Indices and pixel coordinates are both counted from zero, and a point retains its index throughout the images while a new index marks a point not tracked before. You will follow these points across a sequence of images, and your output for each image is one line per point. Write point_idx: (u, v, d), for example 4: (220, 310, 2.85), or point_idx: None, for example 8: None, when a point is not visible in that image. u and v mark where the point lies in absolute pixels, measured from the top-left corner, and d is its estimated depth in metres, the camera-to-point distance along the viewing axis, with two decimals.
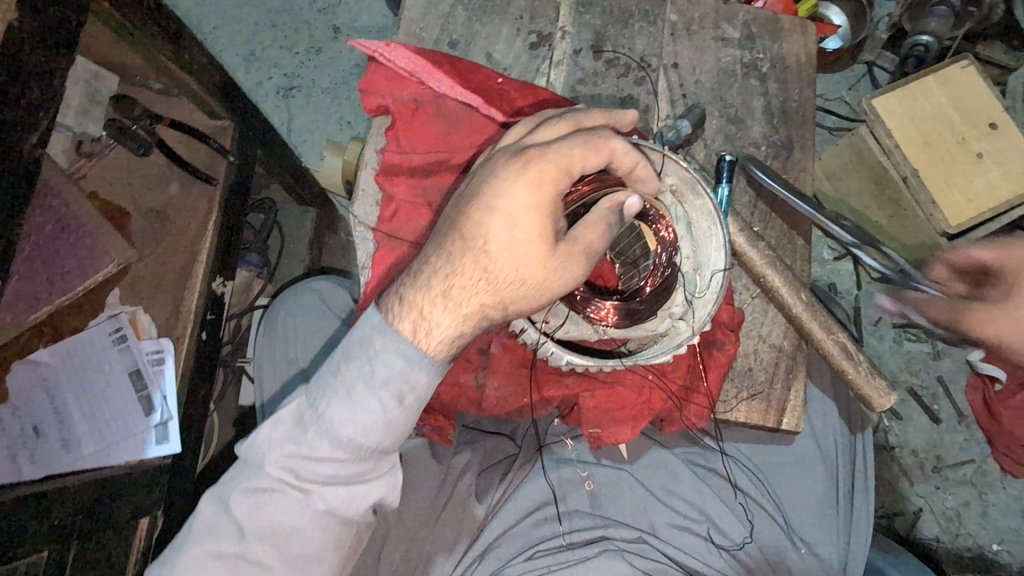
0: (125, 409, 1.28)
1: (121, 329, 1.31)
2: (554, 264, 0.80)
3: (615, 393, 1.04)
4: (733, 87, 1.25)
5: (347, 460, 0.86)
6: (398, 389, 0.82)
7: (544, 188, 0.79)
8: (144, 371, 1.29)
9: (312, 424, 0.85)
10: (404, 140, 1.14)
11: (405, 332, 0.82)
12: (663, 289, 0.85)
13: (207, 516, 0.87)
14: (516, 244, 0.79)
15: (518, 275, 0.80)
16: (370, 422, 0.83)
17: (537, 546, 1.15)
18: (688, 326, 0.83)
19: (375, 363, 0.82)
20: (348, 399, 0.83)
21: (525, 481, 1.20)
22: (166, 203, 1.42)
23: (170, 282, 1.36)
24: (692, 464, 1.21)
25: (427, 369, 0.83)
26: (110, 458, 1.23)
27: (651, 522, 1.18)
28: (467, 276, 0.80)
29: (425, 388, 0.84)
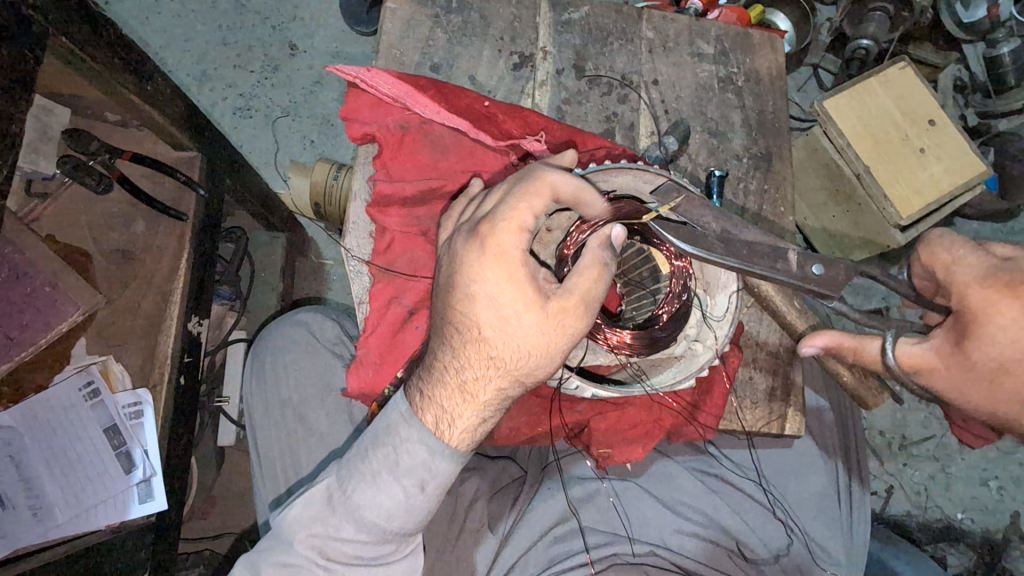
0: (103, 468, 1.18)
1: (92, 382, 1.21)
2: (555, 323, 0.79)
3: (626, 413, 1.05)
4: (712, 102, 1.27)
5: (369, 543, 0.90)
6: (420, 478, 0.86)
7: (509, 252, 0.78)
8: (121, 426, 1.20)
9: (340, 504, 0.89)
10: (393, 169, 1.11)
11: (429, 423, 0.86)
12: (680, 315, 0.86)
13: None
14: (510, 322, 0.79)
15: (519, 340, 0.79)
16: (395, 507, 0.87)
17: (552, 566, 1.12)
18: (704, 348, 0.84)
19: (400, 451, 0.86)
20: (374, 484, 0.87)
21: (534, 502, 1.17)
22: (132, 242, 1.33)
23: (142, 328, 1.27)
24: (695, 471, 1.21)
25: (451, 453, 0.86)
26: (90, 524, 1.14)
27: (660, 534, 1.16)
28: (477, 365, 0.82)
29: (447, 474, 0.87)
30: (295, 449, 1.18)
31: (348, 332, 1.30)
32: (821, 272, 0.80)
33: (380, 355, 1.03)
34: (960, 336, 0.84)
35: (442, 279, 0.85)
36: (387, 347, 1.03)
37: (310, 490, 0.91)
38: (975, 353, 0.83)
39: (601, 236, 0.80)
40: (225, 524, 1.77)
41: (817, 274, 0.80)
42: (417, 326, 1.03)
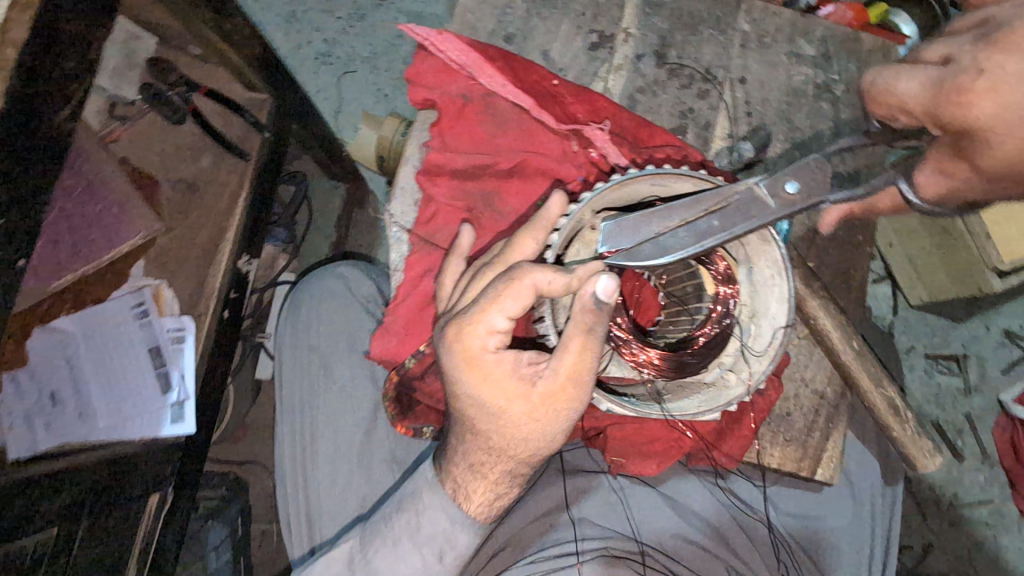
0: (143, 386, 1.26)
1: (143, 304, 1.29)
2: (547, 407, 0.75)
3: (646, 427, 1.00)
4: (802, 109, 1.16)
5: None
6: (439, 549, 0.88)
7: (481, 353, 0.75)
8: (164, 348, 1.28)
9: (363, 569, 0.93)
10: (449, 138, 1.08)
11: (448, 493, 0.87)
12: (716, 342, 0.79)
13: None
14: (500, 412, 0.77)
15: (518, 431, 0.78)
16: (412, 574, 0.89)
17: (538, 549, 1.07)
18: (737, 380, 0.78)
19: (421, 519, 0.88)
20: (393, 551, 0.90)
21: (534, 488, 1.14)
22: (197, 175, 1.38)
23: (197, 258, 1.35)
24: (708, 487, 1.16)
25: (469, 527, 0.87)
26: (126, 434, 1.21)
27: (660, 535, 1.10)
28: (479, 452, 0.82)
29: (466, 546, 0.88)
30: (314, 402, 1.21)
31: (383, 293, 1.31)
32: (797, 188, 0.75)
33: (405, 327, 1.03)
34: (961, 148, 0.82)
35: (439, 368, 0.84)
36: (413, 320, 1.03)
37: (334, 553, 0.97)
38: (982, 159, 0.80)
39: (584, 298, 0.71)
40: (252, 450, 1.87)
41: (795, 191, 0.75)
42: None
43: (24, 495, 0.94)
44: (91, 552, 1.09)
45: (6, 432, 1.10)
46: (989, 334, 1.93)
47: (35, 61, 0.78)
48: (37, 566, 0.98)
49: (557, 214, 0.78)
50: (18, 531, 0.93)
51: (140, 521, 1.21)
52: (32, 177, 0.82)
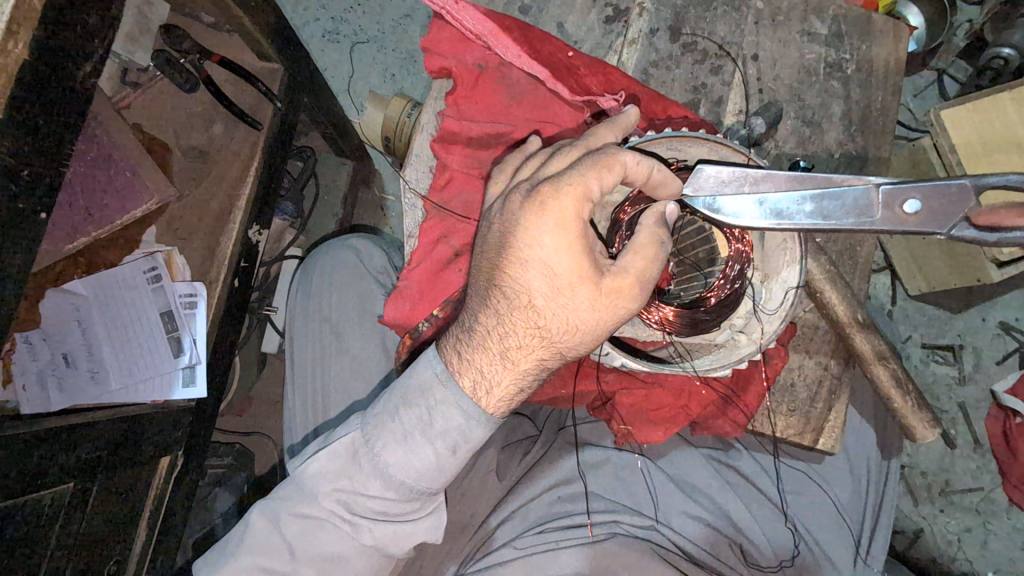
0: (154, 349, 1.26)
1: (156, 269, 1.29)
2: (606, 302, 0.78)
3: (653, 393, 1.01)
4: (814, 87, 1.17)
5: (396, 500, 0.90)
6: (453, 441, 0.86)
7: (570, 217, 0.76)
8: (176, 314, 1.28)
9: (372, 464, 0.89)
10: (465, 107, 1.09)
11: (465, 388, 0.85)
12: (730, 300, 0.81)
13: (260, 527, 0.92)
14: (558, 292, 0.78)
15: (570, 318, 0.79)
16: (425, 468, 0.87)
17: (548, 520, 1.09)
18: (747, 340, 0.80)
19: (434, 415, 0.86)
20: (404, 443, 0.87)
21: (543, 460, 1.17)
22: (210, 143, 1.39)
23: (208, 226, 1.35)
24: (713, 463, 1.17)
25: (481, 421, 0.86)
26: (137, 396, 1.22)
27: (666, 511, 1.12)
28: (520, 335, 0.82)
29: (478, 440, 0.88)
30: (326, 368, 1.23)
31: (394, 263, 1.33)
32: (916, 208, 0.73)
33: (419, 291, 1.04)
34: None
35: (494, 232, 0.82)
36: (427, 284, 1.04)
37: (338, 446, 0.91)
38: None
39: (657, 212, 0.78)
40: (258, 423, 1.90)
41: (913, 212, 0.73)
42: (461, 269, 1.03)
43: (42, 448, 0.96)
44: (104, 511, 1.11)
45: (20, 393, 1.11)
46: (986, 325, 1.94)
47: (61, 13, 0.78)
48: (56, 516, 1.01)
49: (633, 123, 0.84)
50: (36, 482, 0.95)
51: (150, 481, 1.23)
52: (54, 132, 0.82)
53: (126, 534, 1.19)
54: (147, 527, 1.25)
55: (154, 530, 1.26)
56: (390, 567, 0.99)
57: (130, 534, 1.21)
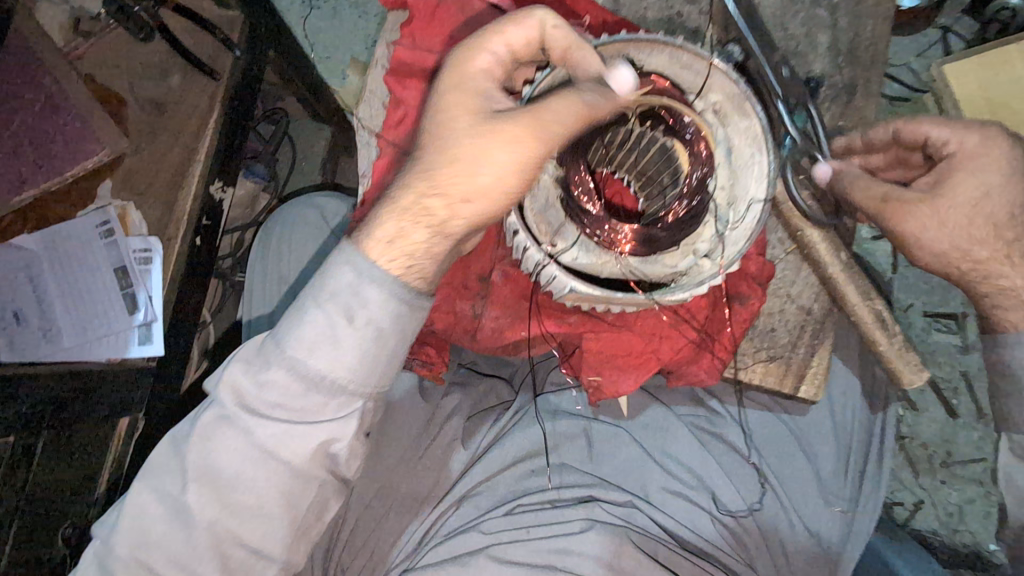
0: (109, 304, 1.21)
1: (108, 222, 1.23)
2: (485, 139, 0.71)
3: (622, 338, 0.94)
4: (798, 16, 1.09)
5: (295, 390, 0.74)
6: (347, 304, 0.71)
7: (468, 63, 0.75)
8: (130, 269, 1.22)
9: (265, 361, 0.74)
10: (420, 39, 1.02)
11: (360, 241, 0.73)
12: (689, 219, 0.76)
13: (157, 453, 0.78)
14: (441, 130, 0.73)
15: (451, 159, 0.73)
16: (317, 343, 0.72)
17: (517, 498, 1.05)
18: (712, 266, 0.74)
19: (328, 274, 0.72)
20: (297, 316, 0.73)
21: (514, 427, 1.11)
22: (167, 95, 1.32)
23: (165, 181, 1.29)
24: (695, 432, 1.11)
25: (384, 284, 0.71)
26: (91, 354, 1.18)
27: (645, 486, 1.08)
28: (410, 178, 0.75)
29: (380, 307, 0.72)
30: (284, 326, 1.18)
31: None
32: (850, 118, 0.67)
33: None
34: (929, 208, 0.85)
35: None
36: None
37: (237, 349, 0.78)
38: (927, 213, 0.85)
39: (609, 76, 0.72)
40: None
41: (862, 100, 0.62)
42: None
43: None
44: (53, 471, 1.08)
45: None
46: None
47: None
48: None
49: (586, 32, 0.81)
50: None
51: (108, 443, 1.18)
52: None
53: (83, 498, 1.15)
54: (105, 493, 1.19)
55: (110, 499, 1.19)
56: (307, 509, 0.77)
57: (86, 498, 1.15)
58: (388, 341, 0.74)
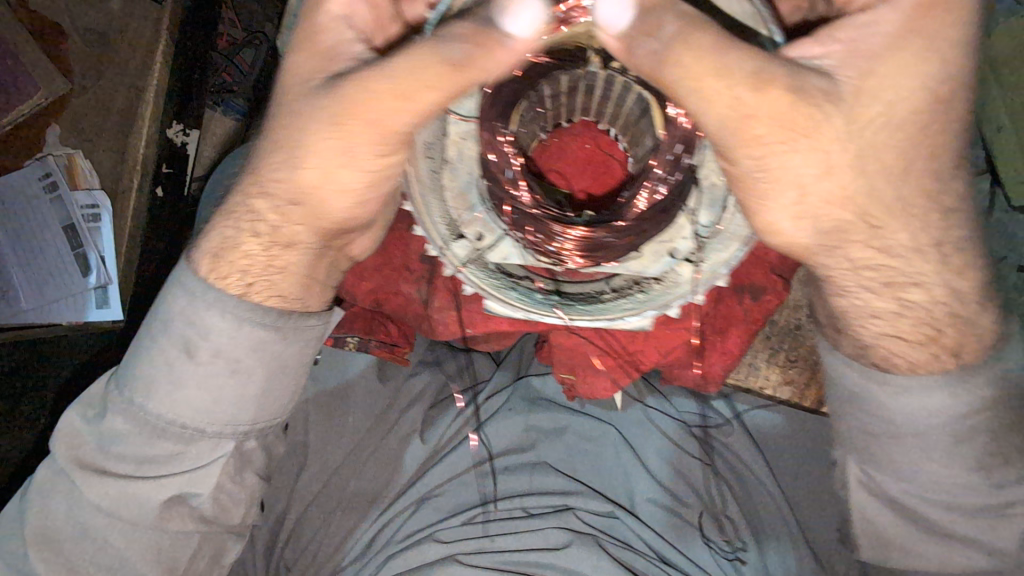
0: (62, 266, 1.13)
1: (51, 175, 1.13)
2: (324, 114, 0.62)
3: (597, 334, 0.77)
4: None
5: (136, 437, 0.69)
6: (184, 336, 0.66)
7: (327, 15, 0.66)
8: (79, 227, 1.13)
9: (107, 405, 0.71)
10: None
11: (204, 260, 0.68)
12: (654, 215, 0.66)
13: (10, 510, 0.74)
14: (282, 108, 0.65)
15: (283, 149, 0.65)
16: (156, 380, 0.68)
17: (483, 503, 0.96)
18: (692, 274, 0.63)
19: (166, 306, 0.67)
20: (138, 352, 0.69)
21: (487, 420, 0.99)
22: (107, 23, 1.16)
23: (114, 125, 1.16)
24: (695, 434, 0.98)
25: (223, 309, 0.65)
26: (50, 317, 1.11)
27: (629, 494, 0.96)
28: (251, 170, 0.68)
29: (220, 337, 0.66)
30: None
31: None
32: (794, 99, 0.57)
33: None
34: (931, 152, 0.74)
35: None
36: None
37: (89, 391, 0.76)
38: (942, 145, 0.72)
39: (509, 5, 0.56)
40: None
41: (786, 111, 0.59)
42: None
43: None
44: None
45: None
46: None
47: None
48: None
49: None
50: None
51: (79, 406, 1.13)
52: None
53: None
54: None
55: None
56: (190, 554, 0.73)
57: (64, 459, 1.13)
58: (248, 377, 0.68)
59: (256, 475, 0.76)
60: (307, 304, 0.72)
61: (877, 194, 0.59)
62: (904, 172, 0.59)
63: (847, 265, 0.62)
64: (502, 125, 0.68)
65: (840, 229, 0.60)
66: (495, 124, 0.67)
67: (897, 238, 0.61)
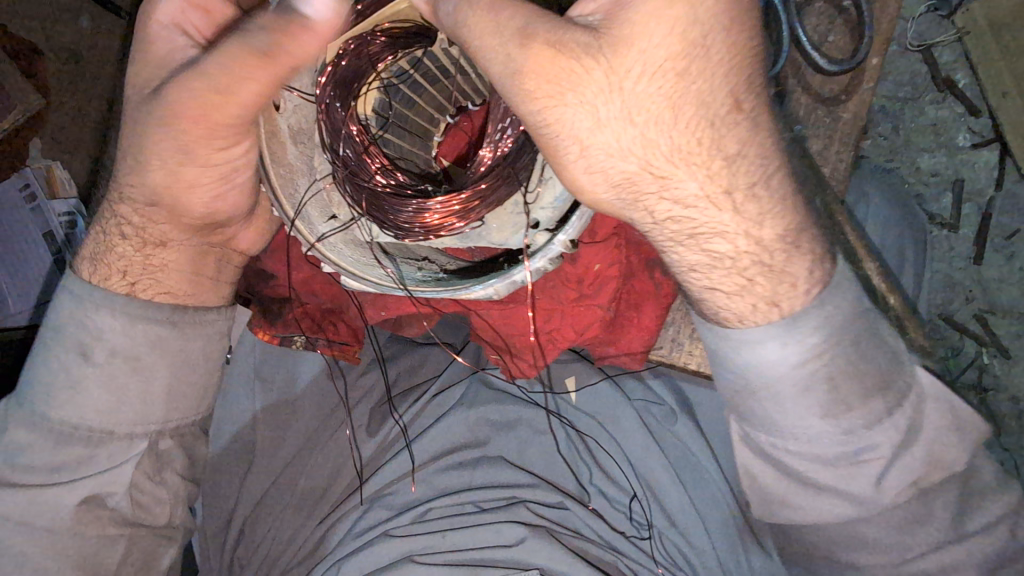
0: (42, 273, 1.17)
1: (32, 187, 1.19)
2: (161, 129, 0.72)
3: (518, 317, 0.90)
4: None
5: (41, 442, 0.78)
6: (84, 342, 0.76)
7: (159, 40, 0.75)
8: (57, 235, 1.17)
9: (7, 421, 0.80)
10: None
11: (95, 272, 0.79)
12: (496, 179, 0.68)
13: None
14: (131, 128, 0.75)
15: (141, 161, 0.76)
16: (58, 385, 0.77)
17: (435, 497, 0.97)
18: (547, 240, 0.62)
19: (64, 320, 0.78)
20: (40, 365, 0.78)
21: (441, 416, 0.99)
22: (81, 42, 1.23)
23: (90, 136, 1.24)
24: (648, 427, 0.96)
25: (113, 311, 0.76)
26: (34, 320, 1.15)
27: (579, 487, 0.96)
28: (123, 186, 0.79)
29: (116, 339, 0.77)
30: None
31: None
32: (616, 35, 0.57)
33: None
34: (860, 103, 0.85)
35: None
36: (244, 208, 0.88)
37: None
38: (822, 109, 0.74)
39: None
40: None
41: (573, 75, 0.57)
42: None
43: None
44: None
45: None
46: None
47: None
48: None
49: None
50: None
51: None
52: None
53: None
54: None
55: None
56: (116, 555, 0.82)
57: None
58: (148, 370, 0.78)
59: (176, 473, 0.86)
60: (202, 299, 0.84)
61: (653, 143, 0.59)
62: (692, 120, 0.58)
63: (651, 221, 0.63)
64: (343, 104, 0.69)
65: (629, 181, 0.61)
66: (333, 102, 0.68)
67: (685, 186, 0.60)
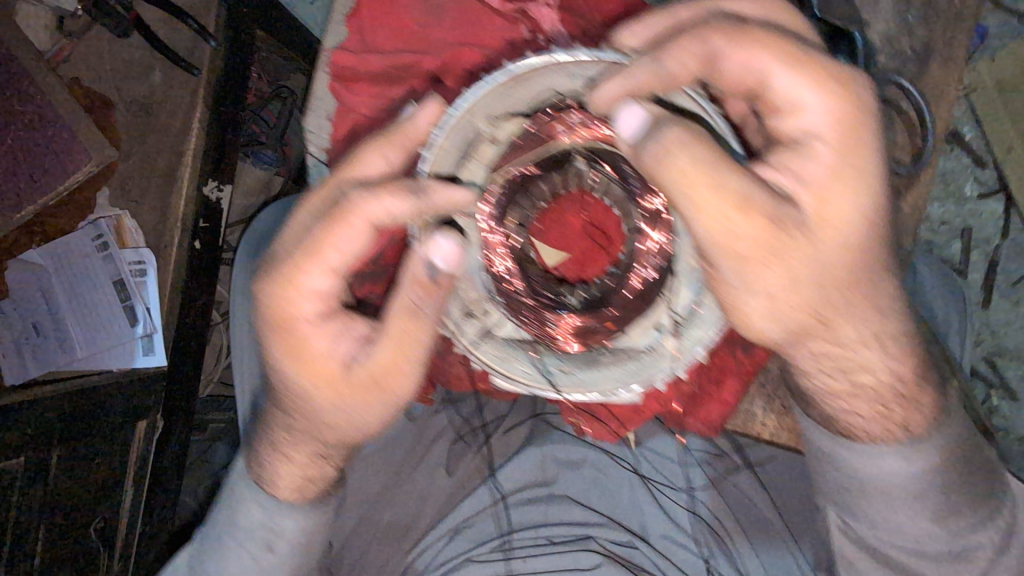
0: (112, 318, 1.24)
1: (103, 236, 1.24)
2: (363, 394, 0.71)
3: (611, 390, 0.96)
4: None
5: None
6: (268, 537, 0.80)
7: (304, 295, 0.68)
8: (127, 282, 1.24)
9: None
10: (373, 32, 0.88)
11: (264, 481, 0.80)
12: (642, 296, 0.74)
13: None
14: (310, 391, 0.71)
15: (332, 415, 0.73)
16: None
17: (509, 533, 1.02)
18: (679, 347, 0.67)
19: (239, 509, 0.81)
20: (217, 556, 0.82)
21: (511, 455, 1.04)
22: (151, 94, 1.27)
23: (156, 187, 1.27)
24: (708, 468, 1.02)
25: (296, 513, 0.80)
26: (103, 362, 1.23)
27: (645, 524, 1.02)
28: (293, 429, 0.77)
29: (295, 531, 0.81)
30: None
31: None
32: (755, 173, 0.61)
33: None
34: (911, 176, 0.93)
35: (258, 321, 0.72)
36: None
37: None
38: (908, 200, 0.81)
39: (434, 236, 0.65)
40: None
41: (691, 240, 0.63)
42: None
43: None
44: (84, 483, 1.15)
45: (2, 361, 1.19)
46: None
47: None
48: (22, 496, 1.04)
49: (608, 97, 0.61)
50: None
51: (129, 442, 1.22)
52: None
53: (108, 502, 1.21)
54: (136, 490, 1.27)
55: (143, 492, 1.27)
56: None
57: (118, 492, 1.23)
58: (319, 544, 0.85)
59: None
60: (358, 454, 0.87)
61: (833, 303, 0.64)
62: (856, 284, 0.65)
63: (808, 357, 0.68)
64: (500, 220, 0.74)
65: (803, 329, 0.65)
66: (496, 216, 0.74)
67: (847, 332, 0.66)
